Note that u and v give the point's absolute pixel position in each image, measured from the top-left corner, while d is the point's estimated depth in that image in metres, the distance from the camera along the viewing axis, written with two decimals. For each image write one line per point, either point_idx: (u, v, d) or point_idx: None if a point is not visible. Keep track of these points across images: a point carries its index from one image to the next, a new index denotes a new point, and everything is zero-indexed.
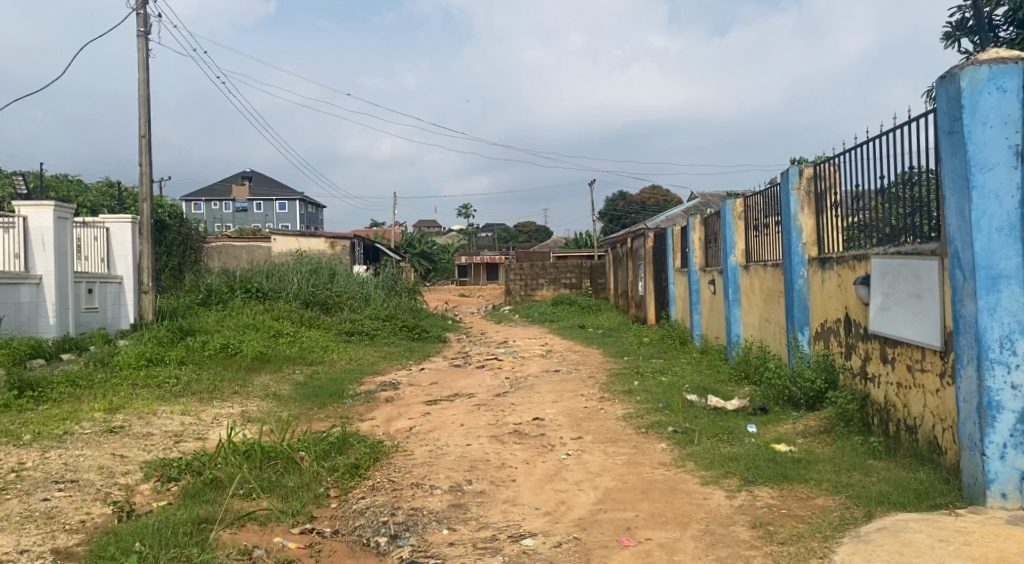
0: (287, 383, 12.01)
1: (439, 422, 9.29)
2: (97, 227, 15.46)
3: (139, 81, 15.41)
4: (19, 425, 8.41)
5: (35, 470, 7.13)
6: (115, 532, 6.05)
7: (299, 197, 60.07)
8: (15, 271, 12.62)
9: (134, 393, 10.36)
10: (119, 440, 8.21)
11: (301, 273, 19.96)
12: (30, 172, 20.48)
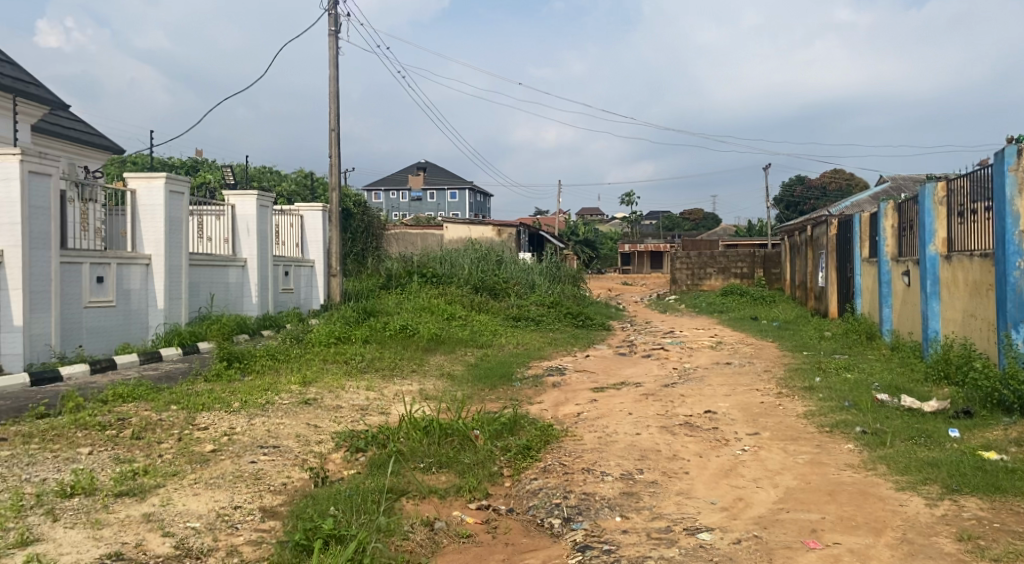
0: (460, 364, 12.37)
1: (607, 410, 9.29)
2: (293, 214, 16.43)
3: (330, 78, 16.22)
4: (229, 393, 9.07)
5: (244, 435, 7.64)
6: (313, 496, 6.42)
7: (469, 186, 61.44)
8: (225, 255, 13.50)
9: (325, 367, 10.99)
10: (313, 411, 8.72)
11: (470, 258, 20.49)
12: (237, 166, 22.17)
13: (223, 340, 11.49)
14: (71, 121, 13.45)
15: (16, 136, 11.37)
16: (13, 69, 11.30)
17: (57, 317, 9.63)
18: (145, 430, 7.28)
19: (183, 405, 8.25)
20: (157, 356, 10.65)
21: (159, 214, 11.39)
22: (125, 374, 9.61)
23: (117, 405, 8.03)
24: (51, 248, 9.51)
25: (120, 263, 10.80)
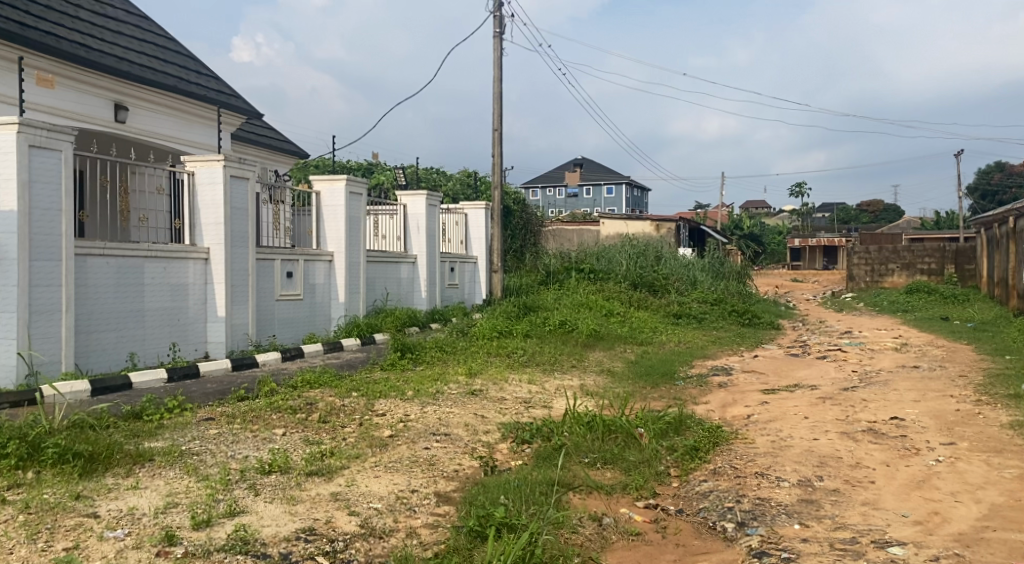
0: (621, 360, 12.31)
1: (779, 413, 8.99)
2: (457, 213, 16.80)
3: (494, 78, 16.52)
4: (402, 382, 9.40)
5: (417, 422, 7.89)
6: (483, 483, 6.55)
7: (627, 180, 60.71)
8: (396, 251, 13.97)
9: (489, 360, 11.21)
10: (479, 402, 8.90)
11: (629, 255, 20.36)
12: (404, 168, 23.05)
13: (397, 332, 11.92)
14: (263, 128, 14.32)
15: (220, 144, 12.20)
16: (217, 82, 12.13)
17: (253, 308, 10.29)
18: (330, 415, 7.65)
19: (363, 392, 8.62)
20: (339, 345, 11.17)
21: (339, 215, 11.94)
22: (311, 362, 10.16)
23: (305, 390, 8.47)
24: (249, 245, 10.19)
25: (306, 259, 11.43)
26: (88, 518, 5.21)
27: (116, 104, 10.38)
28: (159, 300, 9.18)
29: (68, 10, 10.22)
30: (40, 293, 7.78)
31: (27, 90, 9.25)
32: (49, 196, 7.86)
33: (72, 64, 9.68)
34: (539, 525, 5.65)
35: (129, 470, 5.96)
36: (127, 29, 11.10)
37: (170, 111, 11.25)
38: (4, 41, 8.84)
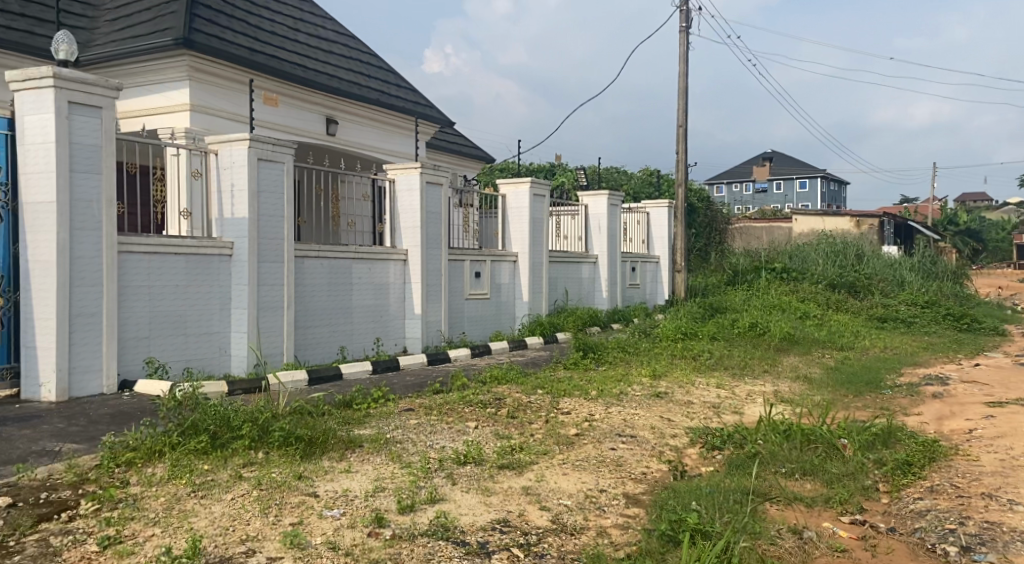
0: (818, 366, 11.85)
1: (1009, 427, 8.29)
2: (639, 212, 16.84)
3: (680, 74, 16.38)
4: (585, 382, 9.54)
5: (602, 422, 7.97)
6: (673, 488, 6.46)
7: (820, 175, 58.32)
8: (577, 251, 14.13)
9: (672, 361, 11.17)
10: (665, 404, 8.89)
11: (825, 254, 19.58)
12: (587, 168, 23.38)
13: (580, 332, 12.10)
14: (455, 135, 14.95)
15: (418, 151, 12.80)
16: (414, 93, 12.74)
17: (446, 306, 10.76)
18: (517, 410, 7.90)
19: (548, 389, 8.83)
20: (524, 343, 11.46)
21: (524, 215, 12.20)
22: (499, 359, 10.49)
23: (494, 386, 8.78)
24: (442, 248, 10.65)
25: (493, 260, 11.82)
26: (310, 497, 5.68)
27: (328, 118, 11.11)
28: (365, 298, 9.78)
29: (287, 33, 11.06)
30: (267, 291, 8.51)
31: (256, 109, 10.14)
32: (274, 204, 8.57)
33: (293, 83, 10.47)
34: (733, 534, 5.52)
35: (342, 454, 6.45)
36: (337, 48, 11.85)
37: (375, 123, 11.92)
38: (236, 65, 9.69)
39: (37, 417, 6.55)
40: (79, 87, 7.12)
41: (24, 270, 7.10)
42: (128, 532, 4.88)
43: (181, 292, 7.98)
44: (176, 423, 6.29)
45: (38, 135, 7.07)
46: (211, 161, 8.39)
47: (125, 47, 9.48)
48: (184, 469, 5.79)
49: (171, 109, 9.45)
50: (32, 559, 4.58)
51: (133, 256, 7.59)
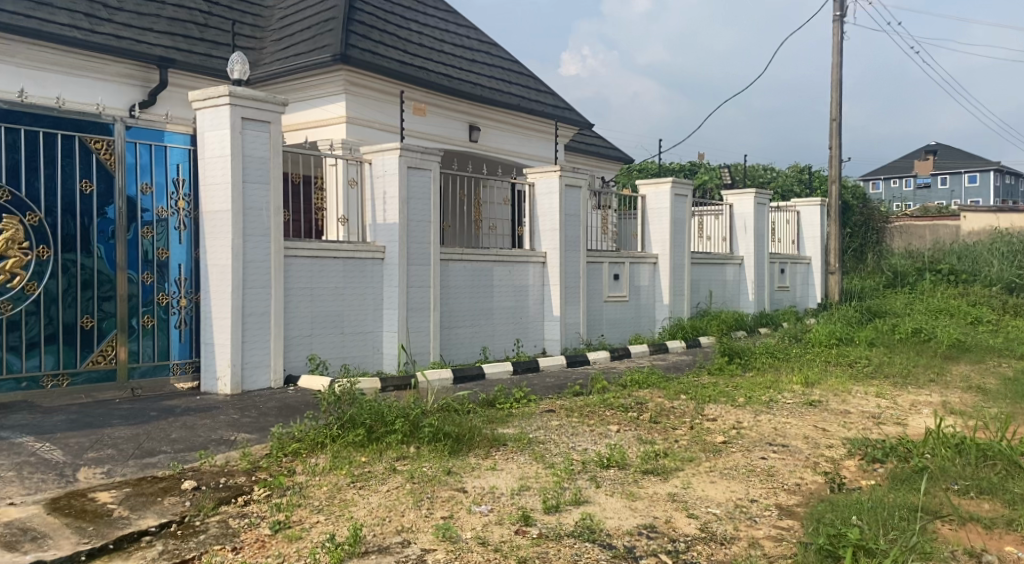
0: (992, 375, 10.97)
1: None
2: (789, 211, 16.38)
3: (834, 66, 15.91)
4: (732, 388, 9.30)
5: (751, 431, 7.59)
6: (831, 502, 5.94)
7: (993, 169, 55.01)
8: (722, 253, 13.98)
9: (827, 368, 10.80)
10: (819, 413, 8.33)
11: (999, 255, 18.39)
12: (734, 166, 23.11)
13: (723, 336, 11.95)
14: (593, 137, 15.00)
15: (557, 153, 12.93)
16: (555, 97, 12.92)
17: (584, 309, 10.88)
18: (661, 415, 7.87)
19: (692, 395, 8.67)
20: (665, 347, 11.44)
21: (664, 215, 12.20)
22: (639, 362, 10.54)
23: (635, 390, 8.83)
24: (580, 251, 10.73)
25: (633, 261, 11.85)
26: (458, 492, 5.93)
27: (471, 125, 11.43)
28: (506, 300, 10.04)
29: (434, 45, 11.52)
30: (416, 292, 9.00)
31: (406, 119, 10.58)
32: (422, 209, 9.09)
33: (442, 94, 10.84)
34: (903, 553, 5.09)
35: (487, 452, 6.72)
36: (481, 57, 12.22)
37: (516, 129, 12.16)
38: (388, 77, 10.16)
39: (214, 408, 7.12)
40: (251, 103, 7.74)
41: (204, 273, 7.76)
42: (296, 518, 5.24)
43: (338, 293, 8.54)
44: (336, 416, 6.72)
45: (216, 150, 7.72)
46: (365, 170, 9.01)
47: (287, 66, 10.16)
48: (344, 461, 6.21)
49: (330, 122, 10.04)
50: (213, 539, 4.91)
51: (297, 259, 8.18)
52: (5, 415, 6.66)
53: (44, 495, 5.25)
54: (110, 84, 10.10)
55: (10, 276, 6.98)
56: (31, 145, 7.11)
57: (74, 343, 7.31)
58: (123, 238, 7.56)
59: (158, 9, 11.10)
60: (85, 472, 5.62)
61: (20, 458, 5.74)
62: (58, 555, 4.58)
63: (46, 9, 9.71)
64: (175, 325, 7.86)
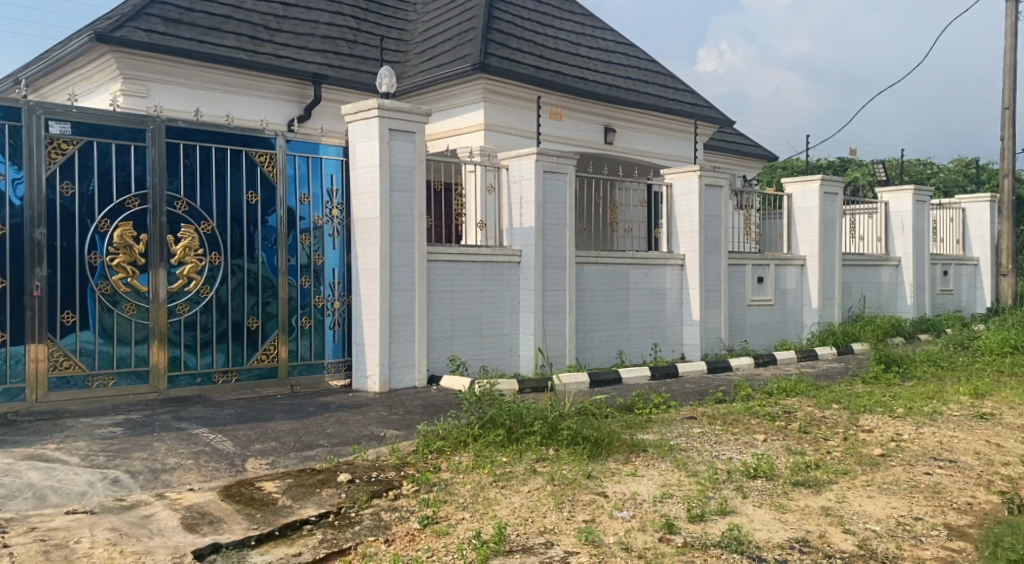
0: None
1: None
2: (952, 209, 15.71)
3: (1003, 52, 14.98)
4: (890, 398, 8.79)
5: (913, 444, 7.18)
6: (1010, 525, 5.56)
7: None
8: (877, 255, 13.38)
9: (999, 379, 10.01)
10: (992, 428, 7.79)
11: None
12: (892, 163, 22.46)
13: (878, 342, 11.39)
14: (735, 135, 14.69)
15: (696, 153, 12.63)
16: (694, 96, 12.64)
17: (726, 313, 10.57)
18: (811, 426, 7.52)
19: (845, 405, 8.28)
20: (814, 354, 11.01)
21: (813, 215, 11.78)
22: (786, 369, 10.15)
23: (782, 398, 8.52)
24: (721, 252, 10.45)
25: (778, 263, 11.49)
26: (600, 496, 5.83)
27: (607, 127, 11.35)
28: (642, 304, 9.88)
29: (570, 49, 11.53)
30: (551, 296, 9.00)
31: (542, 124, 10.67)
32: (558, 213, 9.08)
33: (576, 96, 10.85)
34: None
35: (627, 457, 6.58)
36: (617, 58, 12.14)
37: (652, 128, 11.96)
38: (525, 84, 10.30)
39: (364, 406, 7.46)
40: (397, 115, 8.05)
41: (357, 276, 8.18)
42: (443, 514, 5.33)
43: (477, 296, 8.70)
44: (477, 416, 6.77)
45: (366, 161, 8.09)
46: (503, 175, 9.10)
47: (427, 79, 10.50)
48: (486, 460, 6.26)
49: (468, 130, 10.32)
50: (367, 531, 5.02)
51: (439, 264, 8.44)
52: (182, 408, 7.20)
53: (217, 481, 5.56)
54: (270, 101, 10.69)
55: (188, 280, 7.55)
56: (205, 160, 7.65)
57: (242, 340, 7.84)
58: (286, 243, 8.04)
59: (312, 28, 11.60)
60: (253, 463, 5.93)
61: (196, 447, 6.14)
62: (231, 539, 4.75)
63: (214, 33, 10.43)
64: (329, 325, 8.31)
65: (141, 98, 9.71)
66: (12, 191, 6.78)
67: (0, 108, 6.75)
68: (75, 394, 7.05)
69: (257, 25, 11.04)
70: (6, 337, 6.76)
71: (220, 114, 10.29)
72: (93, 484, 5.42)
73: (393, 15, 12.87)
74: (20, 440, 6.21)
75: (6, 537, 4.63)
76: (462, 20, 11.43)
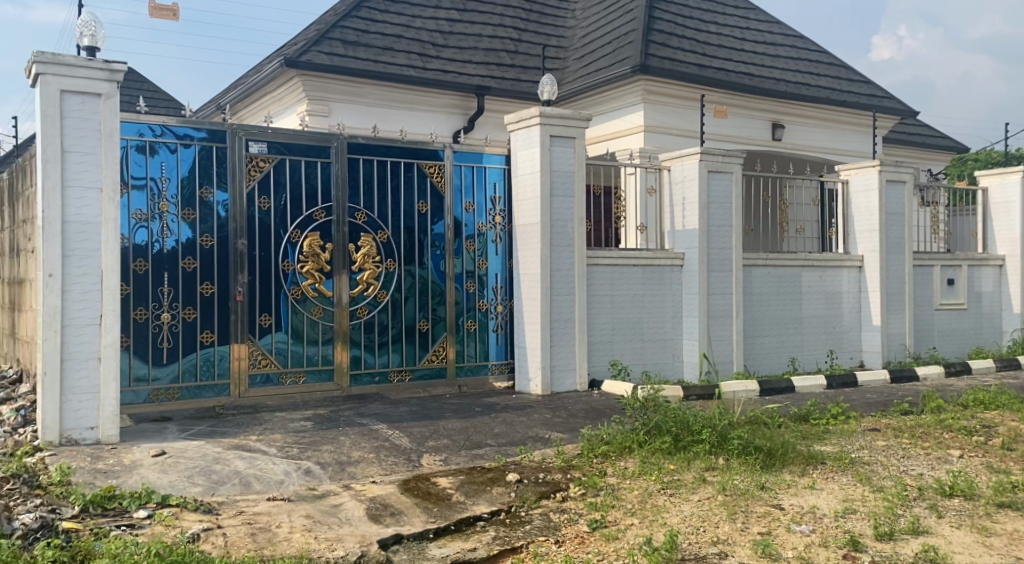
0: None
1: None
2: None
3: None
4: None
5: None
6: None
7: None
8: None
9: None
10: None
11: None
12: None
13: None
14: (918, 127, 13.78)
15: (877, 148, 11.88)
16: (871, 86, 11.91)
17: (911, 318, 9.87)
18: (1016, 442, 6.83)
19: None
20: (1015, 363, 10.07)
21: (1014, 209, 10.79)
22: (982, 380, 9.31)
23: (978, 411, 7.81)
24: (906, 252, 9.81)
25: (972, 264, 10.67)
26: (775, 509, 5.46)
27: (775, 123, 10.90)
28: (816, 308, 9.39)
29: (735, 44, 11.18)
30: (717, 299, 8.65)
31: (706, 123, 10.36)
32: (723, 214, 8.71)
33: (740, 93, 10.50)
34: None
35: (803, 470, 6.14)
36: (785, 51, 11.63)
37: (820, 122, 11.32)
38: (687, 83, 10.03)
39: (529, 407, 7.40)
40: (559, 120, 7.93)
41: (519, 281, 8.11)
42: (611, 518, 5.26)
43: (639, 300, 8.46)
44: (642, 423, 6.51)
45: (527, 168, 8.01)
46: (665, 177, 8.84)
47: (587, 83, 10.40)
48: (653, 466, 6.02)
49: (628, 132, 10.08)
50: (538, 531, 5.10)
51: (600, 267, 8.26)
52: (363, 404, 7.41)
53: (397, 476, 5.77)
54: (438, 114, 10.86)
55: (368, 285, 7.72)
56: (380, 174, 7.79)
57: (414, 341, 7.94)
58: (452, 249, 8.08)
59: (476, 42, 11.71)
60: (428, 459, 6.08)
61: (377, 442, 6.32)
62: (412, 531, 4.97)
63: (387, 52, 10.70)
64: (493, 329, 8.28)
65: (324, 118, 10.17)
66: (219, 207, 7.13)
67: (207, 130, 7.07)
68: (271, 390, 7.33)
69: (425, 42, 11.25)
70: (215, 337, 7.12)
71: (393, 130, 10.56)
72: (289, 473, 5.69)
73: (553, 23, 12.76)
74: (226, 431, 6.52)
75: (219, 519, 4.97)
76: (622, 23, 11.22)
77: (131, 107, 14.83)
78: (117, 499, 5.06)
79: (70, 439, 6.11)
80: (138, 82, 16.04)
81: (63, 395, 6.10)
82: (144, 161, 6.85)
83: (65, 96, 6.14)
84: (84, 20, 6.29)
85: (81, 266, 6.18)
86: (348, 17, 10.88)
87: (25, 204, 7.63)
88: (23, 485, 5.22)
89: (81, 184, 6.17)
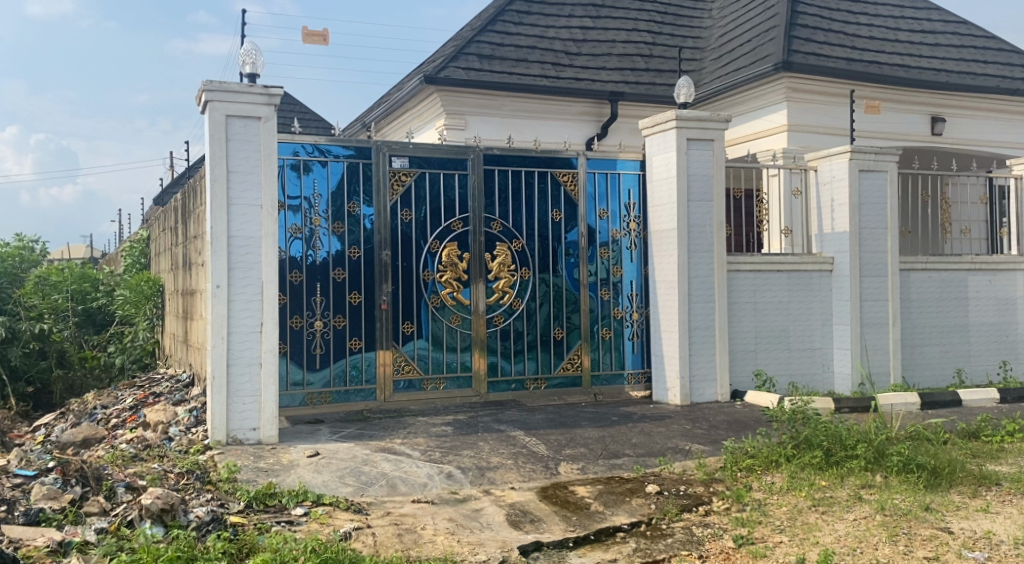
0: None
1: None
2: None
3: None
4: None
5: None
6: None
7: None
8: None
9: None
10: None
11: None
12: None
13: None
14: None
15: None
16: None
17: None
18: None
19: None
20: None
21: None
22: None
23: None
24: None
25: None
26: (943, 532, 4.92)
27: (934, 117, 10.18)
28: (986, 315, 8.69)
29: (888, 35, 10.55)
30: (871, 307, 8.09)
31: (858, 120, 9.80)
32: (878, 216, 8.13)
33: (896, 86, 9.89)
34: None
35: (975, 491, 5.57)
36: (946, 39, 10.85)
37: (994, 113, 10.55)
38: (835, 78, 9.50)
39: (667, 417, 7.08)
40: (696, 123, 7.57)
41: (655, 289, 7.79)
42: (758, 535, 4.89)
43: (784, 308, 7.98)
44: (790, 436, 6.06)
45: (663, 173, 7.69)
46: (811, 178, 8.31)
47: (726, 82, 9.99)
48: (804, 482, 5.58)
49: (771, 132, 9.60)
50: (680, 545, 4.79)
51: (741, 274, 7.84)
52: (501, 411, 7.27)
53: (535, 483, 5.58)
54: (571, 123, 10.68)
55: (503, 294, 7.58)
56: (515, 184, 7.65)
57: (550, 349, 7.75)
58: (586, 255, 7.85)
59: (610, 47, 11.45)
60: (566, 467, 5.86)
61: (515, 449, 6.15)
62: (551, 538, 4.75)
63: (522, 64, 10.61)
64: (629, 336, 7.98)
65: (461, 131, 10.17)
66: (366, 220, 7.16)
67: (354, 148, 7.12)
68: (415, 396, 7.29)
69: (559, 51, 11.10)
70: (362, 345, 7.14)
71: (527, 140, 10.44)
72: (432, 477, 5.59)
73: (688, 25, 12.37)
74: (374, 434, 6.50)
75: (368, 518, 4.93)
76: (763, 19, 10.74)
77: (286, 129, 15.40)
78: (277, 496, 5.09)
79: (236, 439, 6.23)
80: (292, 105, 16.62)
81: (229, 397, 6.23)
82: (298, 179, 6.94)
83: (229, 120, 6.29)
84: (246, 48, 6.43)
85: (245, 279, 6.30)
86: (485, 32, 10.83)
87: (196, 221, 7.89)
88: (197, 479, 5.35)
89: (244, 203, 6.29)
